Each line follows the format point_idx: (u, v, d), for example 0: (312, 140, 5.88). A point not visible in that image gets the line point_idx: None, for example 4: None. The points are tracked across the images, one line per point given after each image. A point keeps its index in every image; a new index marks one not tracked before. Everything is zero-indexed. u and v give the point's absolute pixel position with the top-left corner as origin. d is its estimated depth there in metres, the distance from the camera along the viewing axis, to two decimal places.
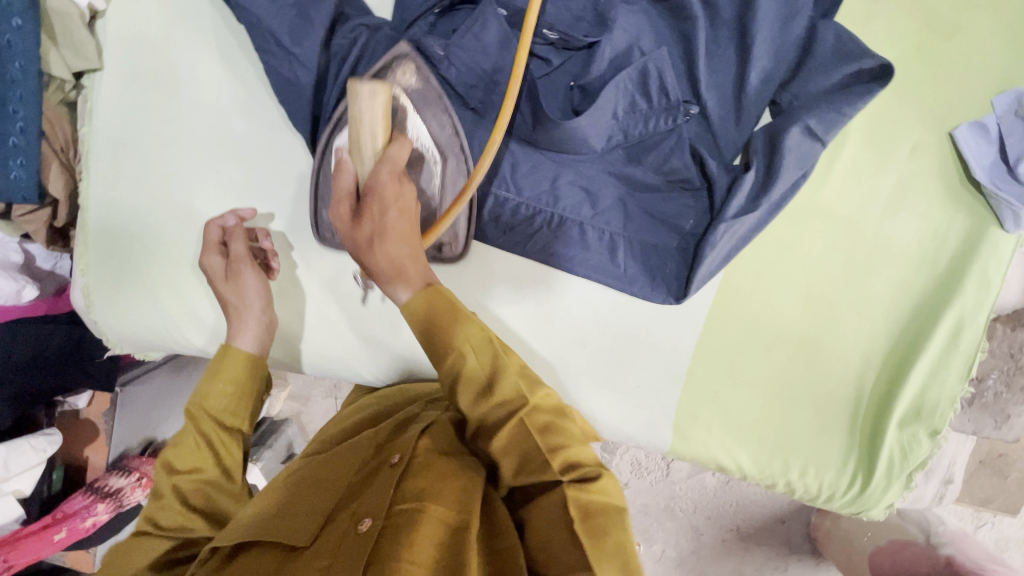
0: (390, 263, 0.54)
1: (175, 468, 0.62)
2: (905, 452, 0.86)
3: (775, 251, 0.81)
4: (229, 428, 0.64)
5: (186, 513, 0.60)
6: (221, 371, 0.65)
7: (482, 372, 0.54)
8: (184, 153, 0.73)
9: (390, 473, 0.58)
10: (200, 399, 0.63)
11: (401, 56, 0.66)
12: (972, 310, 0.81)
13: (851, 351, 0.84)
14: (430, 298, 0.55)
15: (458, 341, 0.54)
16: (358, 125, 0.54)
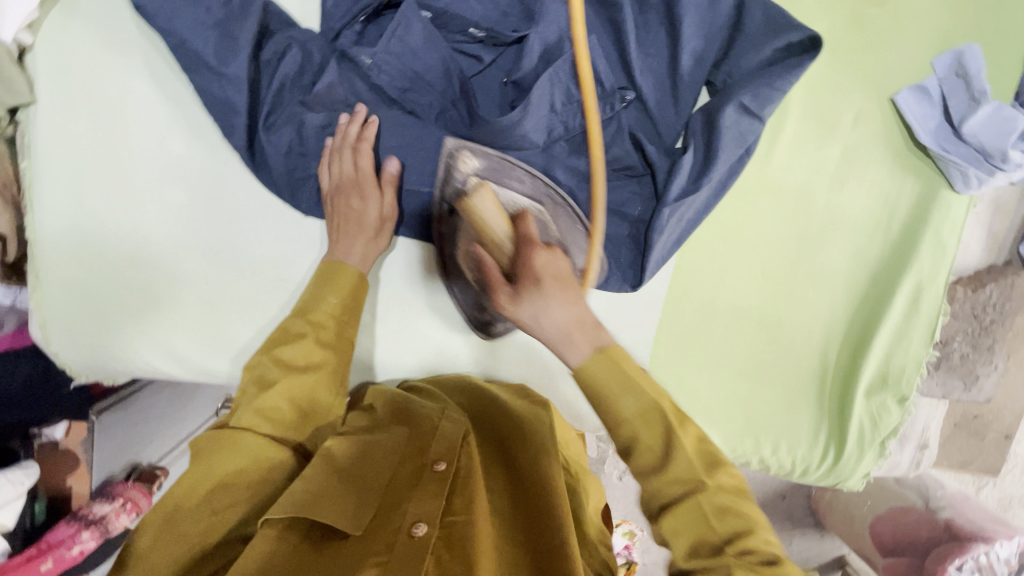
0: (555, 328, 0.55)
1: (274, 375, 0.64)
2: (876, 421, 0.86)
3: (728, 231, 0.81)
4: (330, 337, 0.67)
5: (274, 414, 0.63)
6: (335, 280, 0.68)
7: (656, 446, 0.50)
8: (129, 179, 0.74)
9: (438, 480, 0.60)
10: (315, 306, 0.67)
11: (458, 150, 0.72)
12: (930, 275, 0.81)
13: (813, 325, 0.84)
14: (600, 380, 0.52)
15: (627, 412, 0.51)
16: (485, 223, 0.68)
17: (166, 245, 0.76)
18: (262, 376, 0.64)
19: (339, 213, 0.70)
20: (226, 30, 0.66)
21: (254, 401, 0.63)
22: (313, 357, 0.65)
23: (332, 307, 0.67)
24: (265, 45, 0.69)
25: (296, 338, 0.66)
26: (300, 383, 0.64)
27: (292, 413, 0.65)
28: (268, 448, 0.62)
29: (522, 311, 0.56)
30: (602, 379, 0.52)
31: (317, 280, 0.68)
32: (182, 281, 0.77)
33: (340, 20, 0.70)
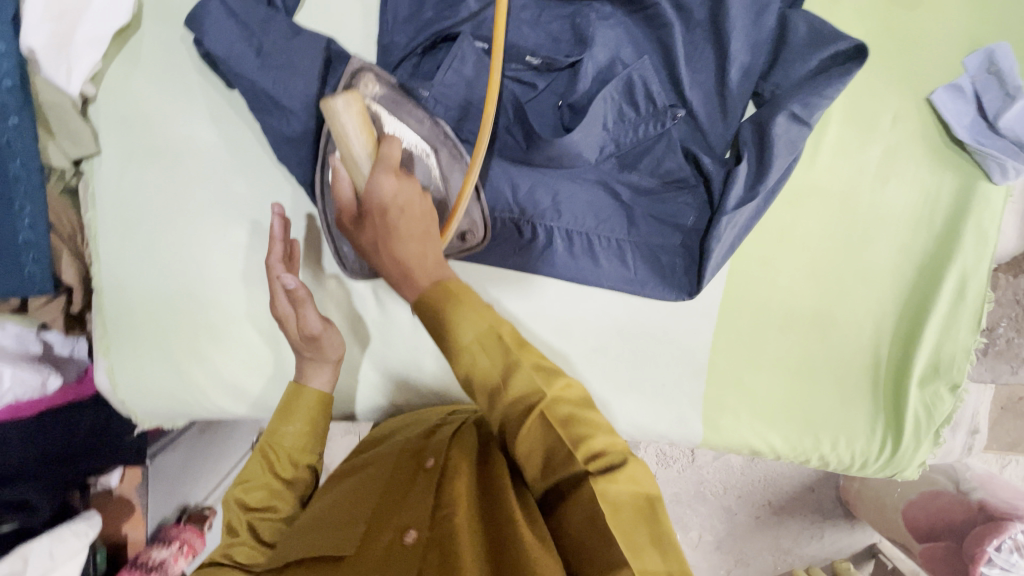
0: (400, 258, 0.55)
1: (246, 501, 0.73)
2: (931, 410, 0.89)
3: (777, 235, 0.83)
4: (292, 457, 0.76)
5: (242, 530, 0.72)
6: (290, 413, 0.74)
7: (515, 384, 0.54)
8: (193, 222, 0.74)
9: (427, 484, 0.65)
10: (279, 432, 0.75)
11: (360, 72, 0.67)
12: (973, 265, 0.84)
13: (864, 320, 0.86)
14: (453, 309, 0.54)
15: (465, 338, 0.53)
16: (342, 139, 0.57)
17: (229, 284, 0.77)
18: (242, 497, 0.74)
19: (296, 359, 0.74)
20: (291, 70, 0.67)
21: (244, 506, 0.74)
22: (281, 481, 0.76)
23: (291, 431, 0.74)
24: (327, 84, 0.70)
25: (264, 460, 0.76)
26: (273, 495, 0.75)
27: (255, 530, 0.72)
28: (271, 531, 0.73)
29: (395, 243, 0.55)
30: (445, 303, 0.54)
31: (279, 413, 0.75)
32: (244, 318, 0.78)
33: (399, 54, 0.71)
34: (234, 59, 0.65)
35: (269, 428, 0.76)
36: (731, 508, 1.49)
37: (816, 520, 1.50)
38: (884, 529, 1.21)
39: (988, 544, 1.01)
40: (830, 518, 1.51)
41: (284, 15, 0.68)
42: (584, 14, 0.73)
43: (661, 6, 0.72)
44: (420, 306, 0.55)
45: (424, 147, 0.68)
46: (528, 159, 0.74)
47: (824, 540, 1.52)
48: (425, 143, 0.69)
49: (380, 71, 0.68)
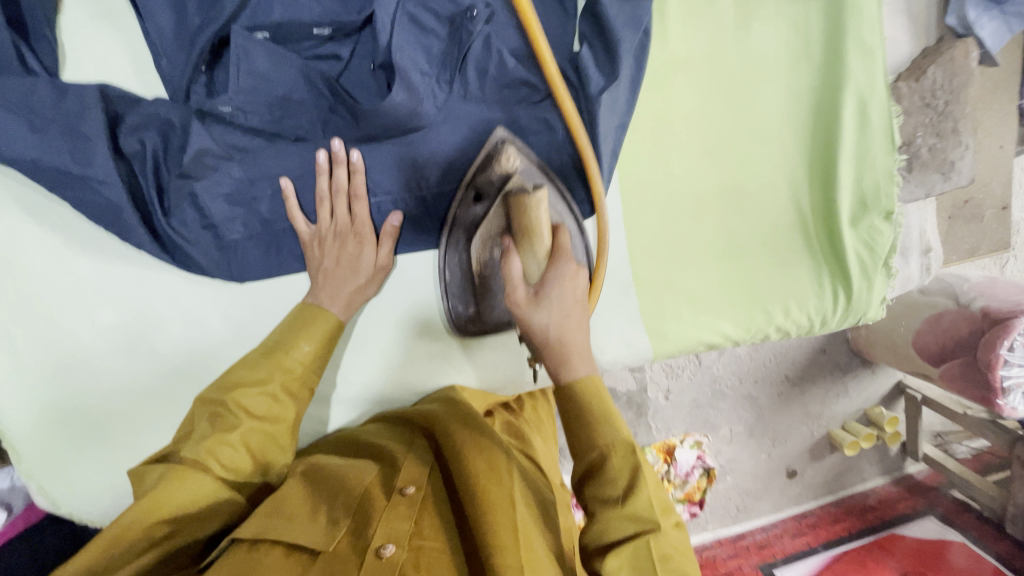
0: (562, 324, 0.61)
1: (247, 410, 0.61)
2: (872, 245, 0.84)
3: (656, 122, 0.78)
4: (303, 386, 0.66)
5: (230, 460, 0.59)
6: (304, 327, 0.67)
7: (624, 479, 0.53)
8: (55, 317, 0.71)
9: (408, 502, 0.62)
10: (287, 352, 0.65)
11: (503, 142, 0.72)
12: (867, 83, 0.78)
13: (775, 178, 0.82)
14: (582, 396, 0.58)
15: (608, 439, 0.55)
16: (532, 226, 0.69)
17: (117, 368, 0.73)
18: (220, 417, 0.60)
19: (330, 254, 0.70)
20: (74, 132, 0.62)
21: (210, 440, 0.59)
22: (266, 406, 0.62)
23: (305, 349, 0.66)
24: (123, 135, 0.65)
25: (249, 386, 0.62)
26: (259, 430, 0.61)
27: (246, 461, 0.60)
28: (217, 488, 0.58)
29: (535, 314, 0.61)
30: (593, 408, 0.57)
31: (289, 326, 0.67)
32: (145, 396, 0.75)
33: (183, 76, 0.66)
34: (9, 140, 0.60)
35: (276, 341, 0.66)
36: (753, 395, 1.46)
37: (837, 377, 1.50)
38: (903, 365, 1.22)
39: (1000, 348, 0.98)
40: (850, 372, 1.50)
41: (45, 77, 0.62)
42: None
43: None
44: (573, 387, 0.58)
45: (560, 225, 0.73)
46: (367, 135, 0.68)
47: (851, 395, 1.51)
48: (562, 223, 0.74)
49: (521, 145, 0.73)
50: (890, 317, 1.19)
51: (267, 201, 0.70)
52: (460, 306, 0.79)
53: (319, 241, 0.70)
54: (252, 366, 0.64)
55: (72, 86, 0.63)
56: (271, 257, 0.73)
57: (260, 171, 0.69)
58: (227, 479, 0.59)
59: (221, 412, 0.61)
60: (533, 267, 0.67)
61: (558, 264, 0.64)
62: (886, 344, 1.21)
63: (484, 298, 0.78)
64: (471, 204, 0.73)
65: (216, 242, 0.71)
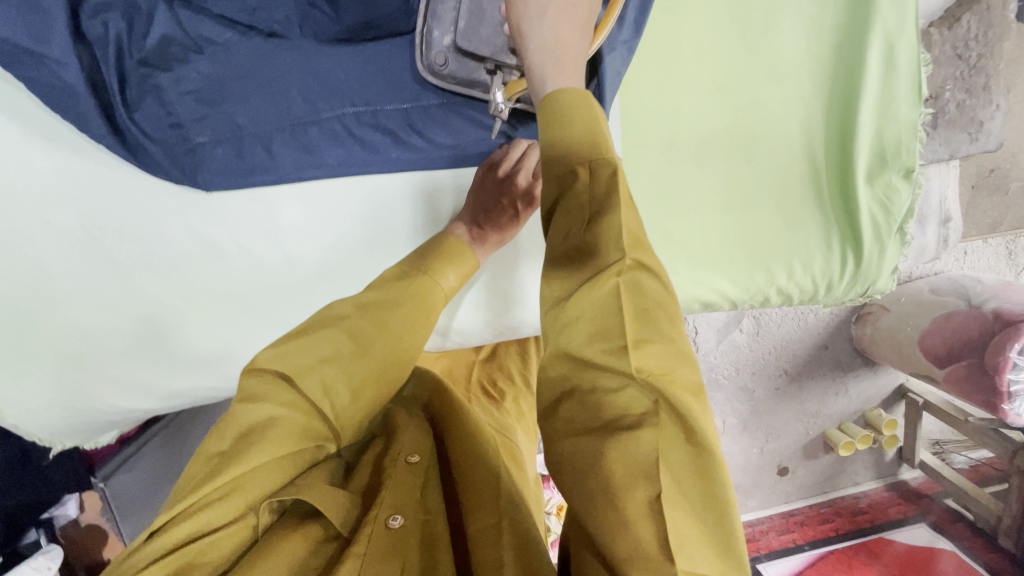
0: (554, 38, 0.44)
1: (354, 332, 0.56)
2: (888, 206, 0.78)
3: (664, 50, 0.73)
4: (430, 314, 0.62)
5: (329, 392, 0.52)
6: (447, 256, 0.66)
7: (594, 200, 0.40)
8: (5, 213, 0.66)
9: (412, 473, 0.54)
10: (433, 280, 0.63)
11: None
12: (897, 25, 0.72)
13: (788, 125, 0.76)
14: (563, 108, 0.41)
15: (577, 157, 0.40)
16: None
17: (71, 275, 0.69)
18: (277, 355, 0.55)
19: (489, 209, 0.71)
20: (28, 2, 0.56)
21: (309, 355, 0.53)
22: (323, 352, 0.53)
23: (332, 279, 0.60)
24: (84, 15, 0.59)
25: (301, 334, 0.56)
26: (351, 351, 0.54)
27: (343, 394, 0.53)
28: (307, 422, 0.51)
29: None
30: (587, 113, 0.41)
31: (441, 253, 0.66)
32: (97, 308, 0.70)
33: None
34: None
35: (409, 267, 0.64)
36: (748, 387, 1.41)
37: (838, 375, 1.43)
38: (905, 366, 1.15)
39: (1010, 351, 0.92)
40: (851, 370, 1.43)
41: None
42: None
43: None
44: (557, 94, 0.42)
45: None
46: (346, 33, 0.63)
47: (850, 395, 1.45)
48: None
49: None
50: (896, 316, 1.14)
51: (237, 103, 0.64)
52: (434, 54, 0.62)
53: (488, 189, 0.71)
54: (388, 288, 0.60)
55: None
56: (240, 166, 0.68)
57: (232, 68, 0.63)
58: (315, 408, 0.52)
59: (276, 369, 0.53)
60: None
61: None
62: (889, 340, 1.15)
63: (466, 34, 0.61)
64: None
65: (183, 145, 0.65)
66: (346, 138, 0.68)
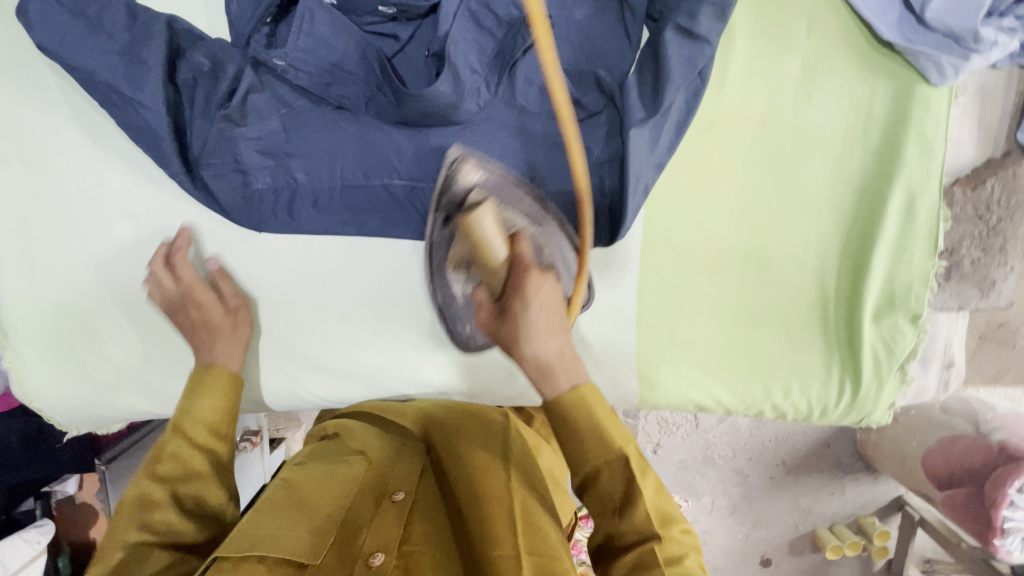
0: (539, 357, 0.58)
1: (164, 476, 0.60)
2: (890, 345, 0.81)
3: (693, 170, 0.76)
4: (218, 429, 0.66)
5: (163, 523, 0.58)
6: (204, 388, 0.67)
7: (616, 496, 0.56)
8: (76, 222, 0.73)
9: (398, 509, 0.63)
10: (226, 381, 0.68)
11: (461, 160, 0.66)
12: (921, 180, 0.75)
13: (803, 255, 0.79)
14: (562, 412, 0.58)
15: (594, 459, 0.57)
16: (483, 244, 0.60)
17: (118, 283, 0.75)
18: (140, 497, 0.58)
19: (193, 318, 0.71)
20: (135, 53, 0.64)
21: (141, 517, 0.57)
22: (178, 453, 0.62)
23: (205, 418, 0.65)
24: (182, 68, 0.67)
25: (183, 479, 0.61)
26: (185, 487, 0.61)
27: (185, 521, 0.60)
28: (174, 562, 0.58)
29: (498, 328, 0.59)
30: (578, 420, 0.58)
31: (187, 390, 0.67)
32: (136, 315, 0.76)
33: (246, 24, 0.68)
34: (68, 48, 0.62)
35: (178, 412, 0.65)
36: (742, 471, 1.39)
37: (838, 475, 1.38)
38: (907, 481, 1.12)
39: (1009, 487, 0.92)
40: (852, 472, 1.38)
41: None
42: None
43: None
44: (557, 413, 0.58)
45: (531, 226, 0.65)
46: (403, 118, 0.68)
47: (848, 496, 1.40)
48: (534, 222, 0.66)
49: (479, 156, 0.67)
50: (903, 428, 1.11)
51: (295, 162, 0.70)
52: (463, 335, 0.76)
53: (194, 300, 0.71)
54: (201, 411, 0.65)
55: (145, 12, 0.65)
56: (284, 214, 0.73)
57: (301, 130, 0.69)
58: (176, 542, 0.59)
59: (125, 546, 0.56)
60: (497, 249, 0.60)
61: (525, 269, 0.58)
62: (892, 454, 1.12)
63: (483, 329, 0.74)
64: (441, 226, 0.67)
65: (240, 189, 0.70)
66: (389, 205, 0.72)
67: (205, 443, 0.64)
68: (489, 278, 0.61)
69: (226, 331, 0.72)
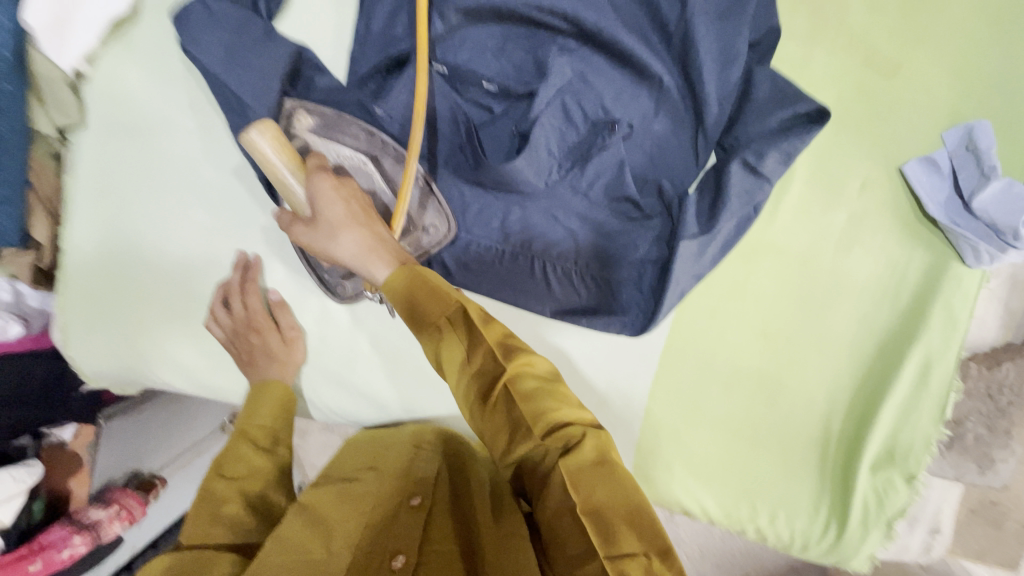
0: (346, 255, 0.60)
1: (229, 475, 0.70)
2: (882, 499, 0.82)
3: (727, 288, 0.81)
4: (273, 436, 0.76)
5: (232, 519, 0.66)
6: (260, 402, 0.77)
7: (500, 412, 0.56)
8: (160, 197, 0.79)
9: (413, 513, 0.69)
10: (272, 385, 0.78)
11: (293, 111, 0.72)
12: (940, 350, 0.79)
13: (815, 391, 0.82)
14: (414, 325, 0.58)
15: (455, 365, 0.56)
16: (272, 170, 0.62)
17: (182, 260, 0.80)
18: (209, 493, 0.68)
19: (245, 346, 0.79)
20: (262, 69, 0.70)
21: (202, 515, 0.66)
22: (235, 445, 0.73)
23: (266, 424, 0.76)
24: (296, 91, 0.73)
25: (244, 476, 0.71)
26: (246, 483, 0.70)
27: (248, 516, 0.68)
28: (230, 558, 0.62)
29: (311, 239, 0.61)
30: (415, 296, 0.57)
31: (249, 400, 0.77)
32: (189, 293, 0.81)
33: (365, 69, 0.74)
34: (205, 52, 0.69)
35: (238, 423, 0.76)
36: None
37: None
38: None
39: None
40: None
41: (262, 20, 0.72)
42: (544, 45, 0.72)
43: (630, 45, 0.71)
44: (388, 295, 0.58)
45: (369, 162, 0.73)
46: (479, 181, 0.75)
47: None
48: (370, 158, 0.73)
49: (310, 104, 0.72)
50: None
51: None
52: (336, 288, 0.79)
53: (250, 328, 0.79)
54: (263, 407, 0.76)
55: (279, 36, 0.72)
56: None
57: None
58: (234, 543, 0.65)
59: (198, 540, 0.63)
60: (291, 176, 0.62)
61: (317, 186, 0.61)
62: None
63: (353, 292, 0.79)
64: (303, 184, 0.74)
65: None
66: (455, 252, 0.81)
67: (263, 447, 0.75)
68: (293, 205, 0.64)
69: (280, 357, 0.80)
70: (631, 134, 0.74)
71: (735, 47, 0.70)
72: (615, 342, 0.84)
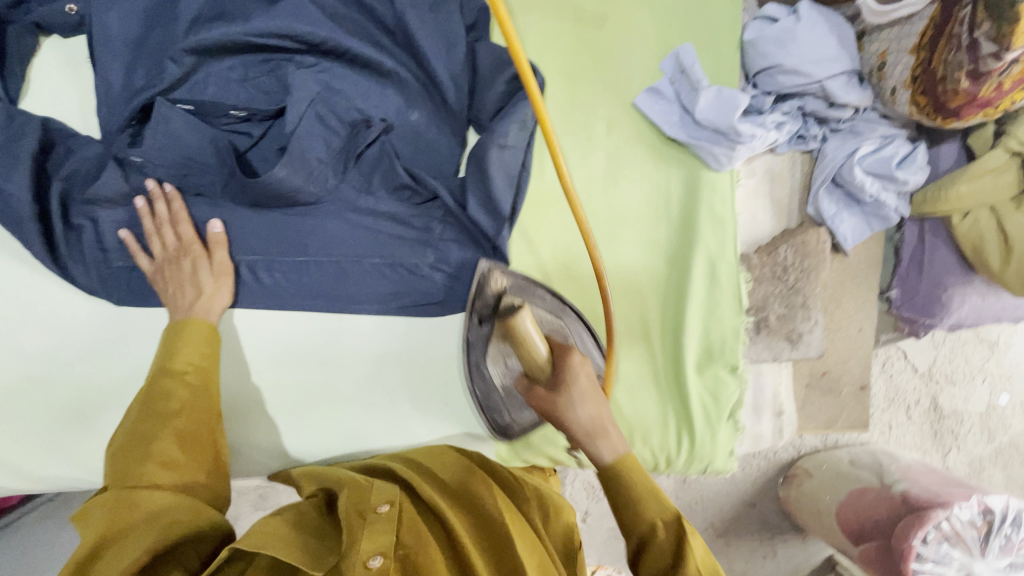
0: (586, 426, 0.57)
1: (161, 414, 0.64)
2: (715, 395, 0.89)
3: (525, 245, 0.86)
4: (205, 379, 0.69)
5: (162, 456, 0.60)
6: (185, 336, 0.70)
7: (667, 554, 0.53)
8: None
9: (384, 518, 0.60)
10: (194, 320, 0.71)
11: (488, 272, 0.80)
12: (718, 249, 0.87)
13: (629, 314, 0.88)
14: (624, 478, 0.56)
15: (650, 515, 0.54)
16: (522, 341, 0.57)
17: None
18: (137, 432, 0.62)
19: (173, 279, 0.75)
20: (8, 149, 0.72)
21: (127, 458, 0.60)
22: (157, 393, 0.65)
23: (192, 360, 0.69)
24: (53, 161, 0.76)
25: (174, 414, 0.64)
26: (182, 429, 0.64)
27: (179, 456, 0.62)
28: (168, 497, 0.57)
29: (550, 399, 0.58)
30: (632, 481, 0.56)
31: (168, 338, 0.70)
32: None
33: (114, 126, 0.76)
34: None
35: (161, 363, 0.68)
36: None
37: (766, 539, 1.26)
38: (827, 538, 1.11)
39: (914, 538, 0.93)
40: (779, 533, 1.26)
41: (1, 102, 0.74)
42: (283, 66, 0.77)
43: (358, 49, 0.77)
44: (613, 470, 0.56)
45: (558, 320, 0.79)
46: (255, 201, 0.77)
47: (778, 558, 1.28)
48: (557, 316, 0.79)
49: (502, 267, 0.81)
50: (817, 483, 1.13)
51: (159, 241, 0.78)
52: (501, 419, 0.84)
53: (170, 265, 0.75)
54: (185, 347, 0.70)
55: (21, 114, 0.74)
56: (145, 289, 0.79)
57: None
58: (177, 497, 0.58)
59: (128, 478, 0.58)
60: (538, 350, 0.57)
61: (558, 346, 0.60)
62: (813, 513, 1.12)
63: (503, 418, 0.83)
64: (478, 325, 0.80)
65: (103, 266, 0.78)
66: (250, 281, 0.80)
67: (193, 384, 0.68)
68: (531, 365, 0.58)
69: (211, 284, 0.76)
70: (389, 125, 0.79)
71: (452, 30, 0.79)
72: (437, 324, 0.85)
